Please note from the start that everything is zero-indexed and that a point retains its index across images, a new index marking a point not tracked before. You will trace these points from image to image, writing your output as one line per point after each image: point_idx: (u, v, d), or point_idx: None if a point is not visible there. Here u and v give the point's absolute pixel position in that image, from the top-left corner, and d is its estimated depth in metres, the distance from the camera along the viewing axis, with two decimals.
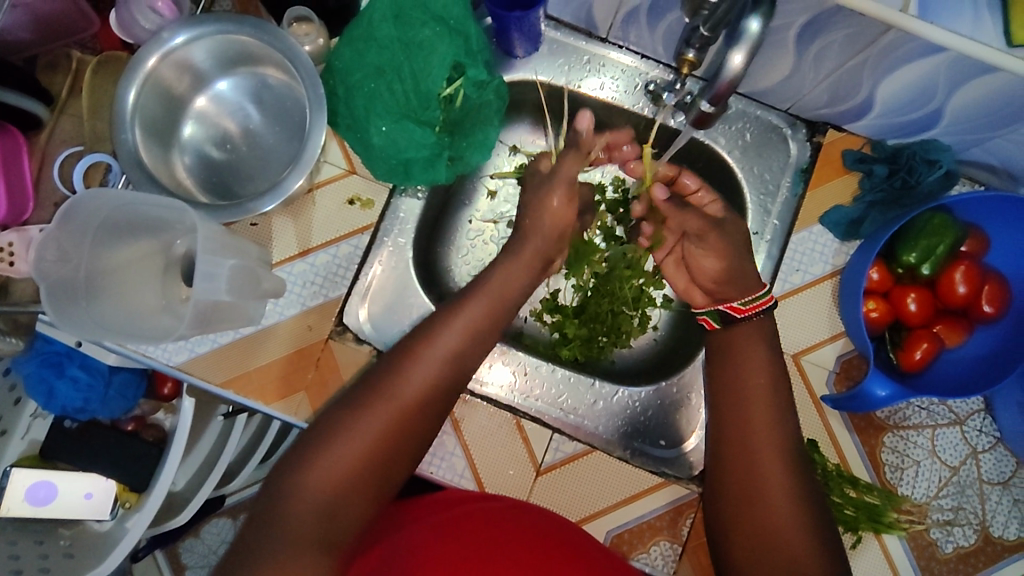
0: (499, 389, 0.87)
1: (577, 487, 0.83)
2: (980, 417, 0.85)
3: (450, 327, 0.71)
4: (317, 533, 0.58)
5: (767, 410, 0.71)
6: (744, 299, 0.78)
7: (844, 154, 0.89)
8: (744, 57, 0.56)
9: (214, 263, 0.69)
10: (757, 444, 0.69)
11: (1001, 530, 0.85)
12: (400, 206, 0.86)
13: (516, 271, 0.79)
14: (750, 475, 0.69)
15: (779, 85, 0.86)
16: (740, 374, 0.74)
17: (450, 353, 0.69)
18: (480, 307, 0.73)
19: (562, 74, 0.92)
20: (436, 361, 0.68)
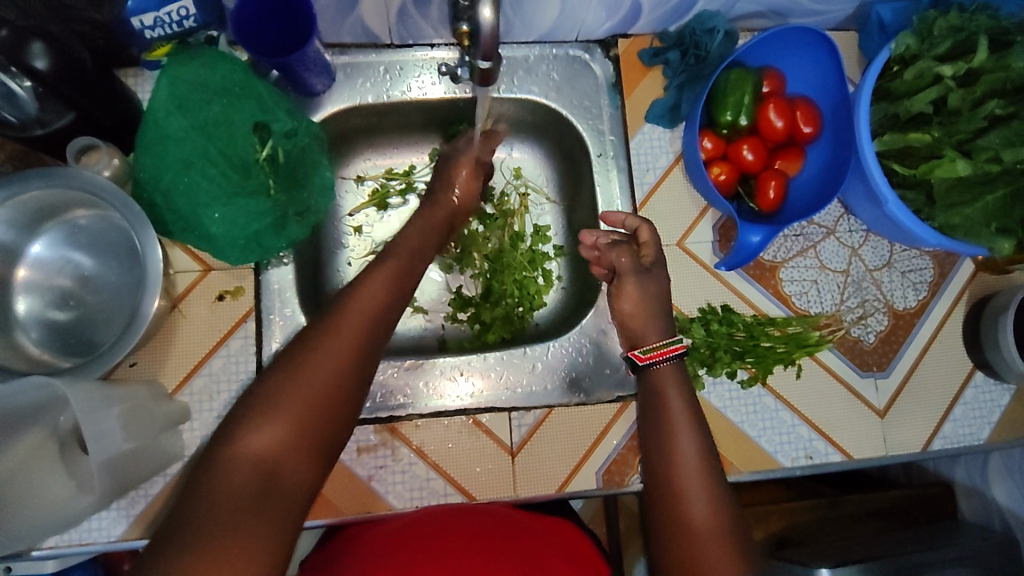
0: (448, 398, 0.88)
1: (552, 449, 0.86)
2: (846, 219, 0.95)
3: (318, 354, 0.63)
4: (261, 501, 0.56)
5: (689, 423, 0.72)
6: (646, 348, 0.79)
7: (641, 54, 0.96)
8: (493, 9, 0.60)
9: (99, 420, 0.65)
10: (683, 449, 0.70)
11: (903, 302, 0.95)
12: (271, 278, 0.84)
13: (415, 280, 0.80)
14: (682, 491, 0.68)
15: (560, 20, 0.92)
16: (675, 437, 0.71)
17: (320, 377, 0.62)
18: (351, 331, 0.66)
19: (368, 92, 0.94)
20: (354, 326, 0.66)
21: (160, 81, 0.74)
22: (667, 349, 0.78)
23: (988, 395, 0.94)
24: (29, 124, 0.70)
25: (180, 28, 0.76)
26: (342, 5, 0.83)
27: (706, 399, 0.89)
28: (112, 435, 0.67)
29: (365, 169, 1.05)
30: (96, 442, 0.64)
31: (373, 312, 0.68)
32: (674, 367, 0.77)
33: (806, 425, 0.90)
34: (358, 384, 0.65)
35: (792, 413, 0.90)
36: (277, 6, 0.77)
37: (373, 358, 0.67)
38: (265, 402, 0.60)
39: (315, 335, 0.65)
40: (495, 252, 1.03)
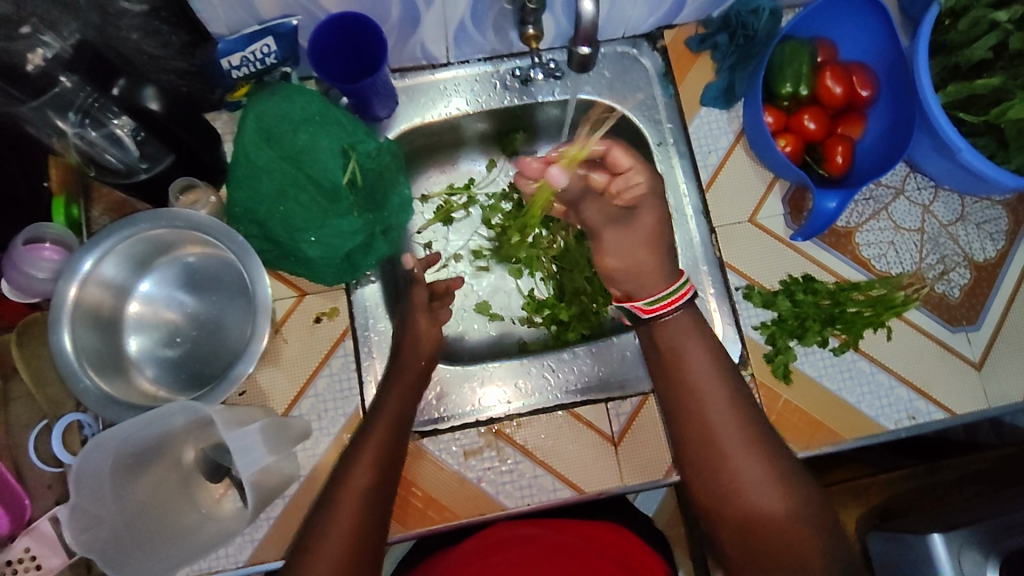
0: (506, 404, 0.87)
1: (656, 435, 0.86)
2: (914, 178, 0.96)
3: (319, 552, 0.65)
4: None
5: (714, 381, 0.77)
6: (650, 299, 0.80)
7: (688, 42, 0.99)
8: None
9: (243, 435, 0.67)
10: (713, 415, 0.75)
11: (982, 253, 0.95)
12: (362, 296, 0.88)
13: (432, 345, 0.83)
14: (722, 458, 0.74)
15: (607, 18, 0.95)
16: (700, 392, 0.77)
17: (342, 533, 0.66)
18: (350, 512, 0.68)
19: (429, 110, 0.97)
20: (357, 472, 0.70)
21: (246, 118, 0.78)
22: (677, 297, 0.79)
23: None
24: (133, 169, 0.76)
25: (263, 65, 0.81)
26: (405, 30, 0.87)
27: (802, 370, 0.89)
28: (256, 448, 0.68)
29: (429, 186, 1.09)
30: (242, 455, 0.66)
31: (367, 492, 0.69)
32: (684, 316, 0.80)
33: (904, 386, 0.90)
34: (362, 554, 0.67)
35: (889, 375, 0.90)
36: (349, 36, 0.81)
37: (382, 506, 0.70)
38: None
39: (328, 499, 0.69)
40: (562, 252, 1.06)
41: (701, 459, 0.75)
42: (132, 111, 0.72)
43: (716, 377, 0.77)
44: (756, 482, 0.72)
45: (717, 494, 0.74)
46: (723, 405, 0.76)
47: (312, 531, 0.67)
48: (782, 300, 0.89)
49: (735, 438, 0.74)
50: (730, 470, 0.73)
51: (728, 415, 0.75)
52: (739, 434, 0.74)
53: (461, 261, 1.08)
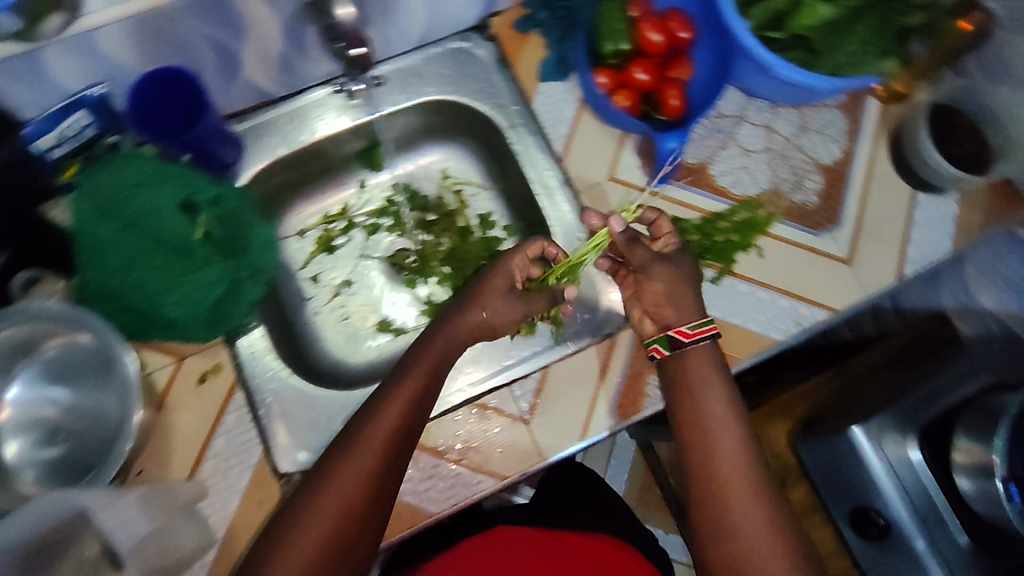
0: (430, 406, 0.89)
1: (563, 404, 0.89)
2: (751, 103, 1.01)
3: (309, 527, 0.69)
4: None
5: (727, 420, 0.78)
6: (692, 324, 0.83)
7: (514, 25, 1.01)
8: None
9: (119, 509, 0.68)
10: (716, 443, 0.76)
11: (828, 156, 1.00)
12: (244, 345, 0.89)
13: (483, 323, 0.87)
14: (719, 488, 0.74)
15: (430, 18, 0.96)
16: (705, 412, 0.78)
17: (325, 519, 0.69)
18: (341, 499, 0.70)
19: (278, 145, 0.97)
20: (352, 466, 0.71)
21: (78, 196, 0.77)
22: (707, 327, 0.82)
23: (934, 211, 0.99)
24: None
25: (82, 138, 0.79)
26: (224, 73, 0.87)
27: None
28: (133, 518, 0.69)
29: (305, 220, 1.09)
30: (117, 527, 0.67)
31: (361, 489, 0.71)
32: (710, 347, 0.82)
33: (783, 296, 0.93)
34: (377, 504, 0.72)
35: (767, 290, 0.93)
36: (169, 90, 0.82)
37: (383, 491, 0.73)
38: (283, 544, 0.68)
39: (320, 479, 0.72)
40: (450, 252, 1.08)
41: (699, 483, 0.75)
42: None
43: (722, 398, 0.79)
44: (765, 546, 0.70)
45: (718, 530, 0.72)
46: (731, 444, 0.76)
47: (324, 473, 0.72)
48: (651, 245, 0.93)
49: (736, 464, 0.75)
50: (735, 525, 0.72)
51: (728, 445, 0.76)
52: (742, 464, 0.75)
53: (352, 284, 1.08)
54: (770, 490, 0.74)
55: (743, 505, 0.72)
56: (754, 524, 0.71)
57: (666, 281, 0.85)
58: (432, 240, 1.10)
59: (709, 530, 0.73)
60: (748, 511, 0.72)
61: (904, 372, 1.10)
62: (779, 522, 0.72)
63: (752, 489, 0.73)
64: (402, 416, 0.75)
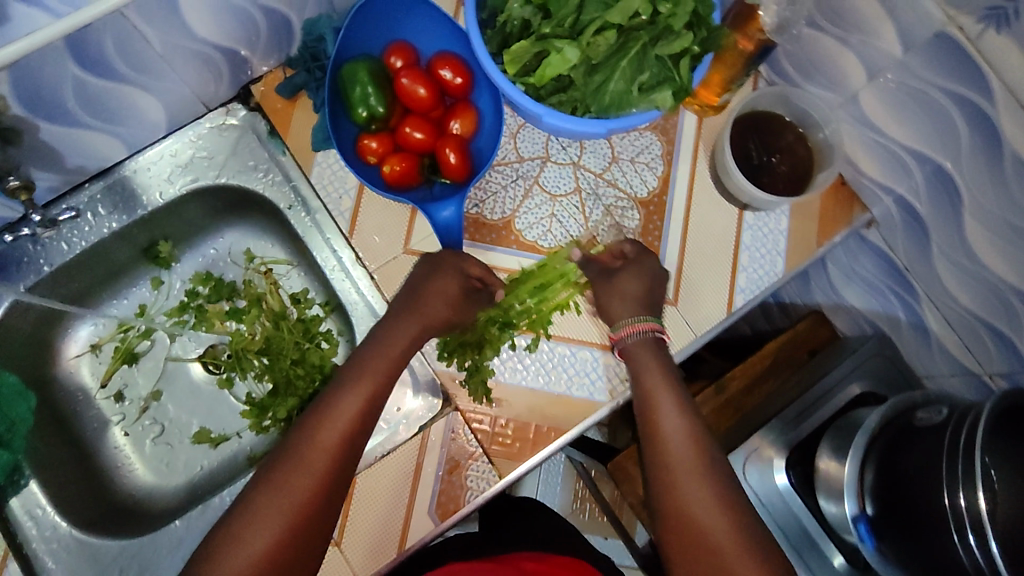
0: None
1: (377, 513, 0.81)
2: (554, 139, 0.91)
3: (254, 529, 0.65)
4: None
5: (681, 417, 0.78)
6: (631, 322, 0.81)
7: (278, 91, 0.90)
8: None
9: None
10: (674, 442, 0.76)
11: (644, 187, 0.91)
12: (19, 504, 0.81)
13: (429, 326, 0.80)
14: (676, 482, 0.73)
15: (169, 101, 0.85)
16: (663, 407, 0.78)
17: (297, 491, 0.67)
18: (302, 489, 0.67)
19: (31, 269, 0.87)
20: (312, 457, 0.69)
21: None
22: (640, 324, 0.81)
23: (766, 231, 0.91)
24: None
25: None
26: None
27: (501, 381, 0.85)
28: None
29: (100, 332, 0.99)
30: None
31: (325, 472, 0.69)
32: (652, 342, 0.81)
33: (607, 352, 0.87)
34: (335, 494, 0.69)
35: (590, 349, 0.87)
36: None
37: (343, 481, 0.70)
38: (236, 538, 0.65)
39: (284, 459, 0.69)
40: (265, 343, 0.97)
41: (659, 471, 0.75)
42: None
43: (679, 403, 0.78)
44: (731, 539, 0.69)
45: (682, 520, 0.72)
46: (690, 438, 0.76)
47: (270, 478, 0.68)
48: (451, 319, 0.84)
49: (690, 447, 0.75)
50: (689, 505, 0.72)
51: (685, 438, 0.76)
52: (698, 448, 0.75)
53: (159, 396, 0.98)
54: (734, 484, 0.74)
55: (708, 495, 0.72)
56: (719, 517, 0.71)
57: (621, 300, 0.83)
58: (245, 331, 0.99)
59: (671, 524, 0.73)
60: (712, 504, 0.71)
61: (787, 379, 1.06)
62: (744, 511, 0.72)
63: (706, 472, 0.73)
64: (365, 401, 0.74)
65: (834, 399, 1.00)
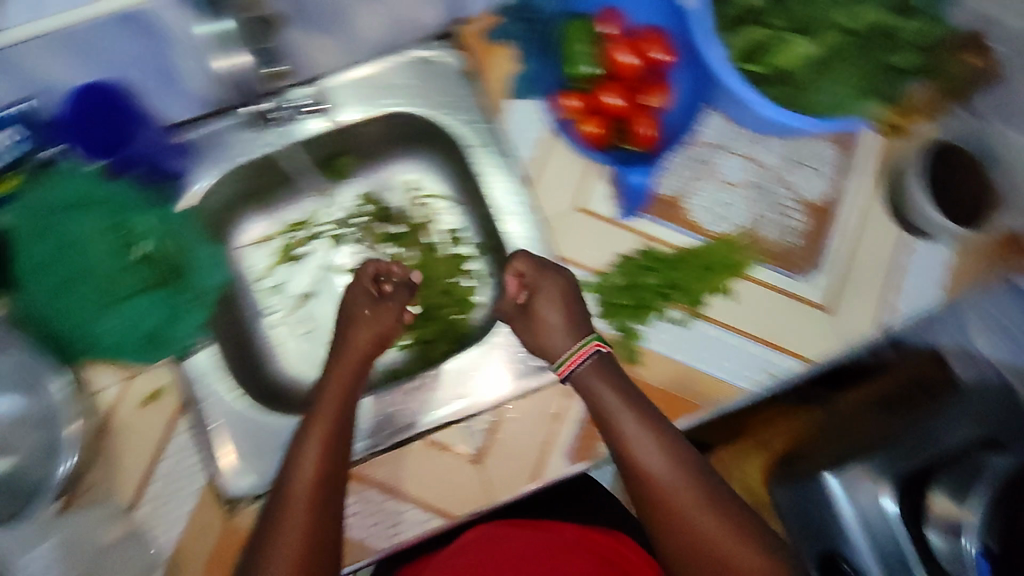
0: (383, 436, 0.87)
1: (518, 443, 0.86)
2: (736, 131, 0.94)
3: (290, 498, 0.70)
4: None
5: (651, 445, 0.73)
6: (561, 359, 0.80)
7: (485, 35, 0.95)
8: None
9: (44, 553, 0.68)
10: (646, 463, 0.72)
11: (815, 193, 0.94)
12: (194, 366, 0.85)
13: (376, 330, 0.87)
14: (667, 507, 0.70)
15: (389, 25, 0.90)
16: (639, 463, 0.72)
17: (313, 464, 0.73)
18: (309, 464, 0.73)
19: (230, 157, 0.92)
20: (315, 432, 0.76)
21: (12, 212, 0.77)
22: (586, 348, 0.79)
23: (926, 260, 0.93)
24: None
25: (13, 156, 0.75)
26: (168, 87, 0.81)
27: (653, 349, 0.88)
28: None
29: (263, 232, 1.03)
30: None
31: (325, 440, 0.75)
32: (593, 363, 0.79)
33: (756, 342, 0.90)
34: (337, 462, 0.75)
35: (741, 336, 0.90)
36: (102, 107, 0.78)
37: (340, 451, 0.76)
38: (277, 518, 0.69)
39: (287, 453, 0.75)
40: (417, 267, 1.04)
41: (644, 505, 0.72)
42: None
43: (651, 439, 0.73)
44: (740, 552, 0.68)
45: (689, 546, 0.69)
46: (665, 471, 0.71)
47: (288, 462, 0.74)
48: (614, 278, 0.89)
49: (656, 461, 0.72)
50: (693, 531, 0.69)
51: (663, 463, 0.72)
52: (659, 456, 0.72)
53: (314, 296, 1.04)
54: (718, 492, 0.71)
55: (700, 516, 0.69)
56: (719, 537, 0.68)
57: (557, 311, 0.82)
58: (399, 254, 1.05)
59: (676, 545, 0.69)
60: (700, 527, 0.69)
61: None
62: (740, 522, 0.70)
63: (698, 491, 0.70)
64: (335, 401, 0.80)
65: (915, 442, 0.86)
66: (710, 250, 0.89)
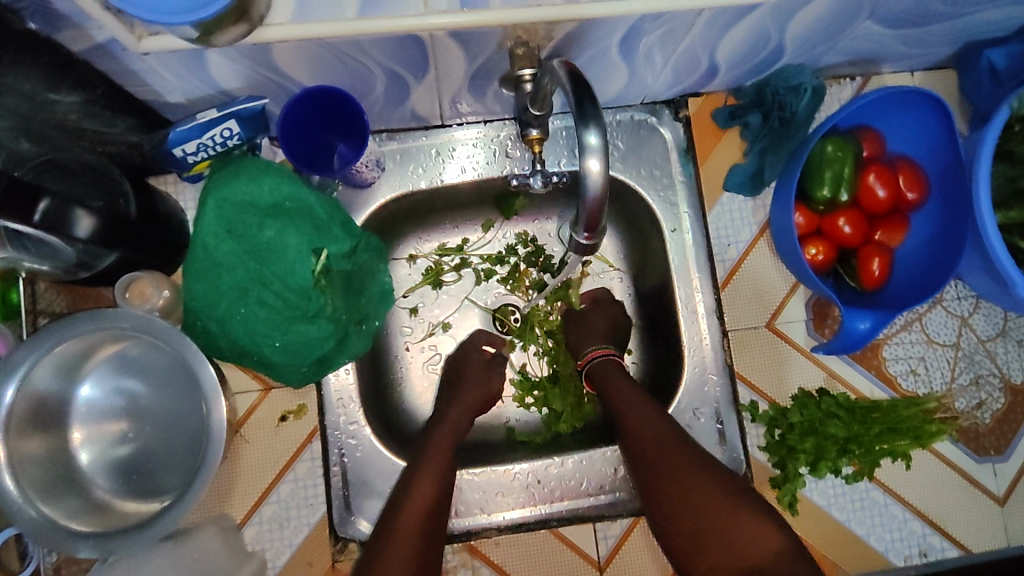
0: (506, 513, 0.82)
1: (646, 561, 0.81)
2: (954, 286, 0.86)
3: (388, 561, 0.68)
4: None
5: (651, 414, 0.76)
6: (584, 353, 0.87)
7: (715, 116, 0.86)
8: (601, 162, 0.45)
9: None
10: (643, 434, 0.75)
11: (1020, 375, 0.86)
12: (334, 393, 0.80)
13: (491, 389, 0.87)
14: (660, 468, 0.72)
15: (624, 89, 0.81)
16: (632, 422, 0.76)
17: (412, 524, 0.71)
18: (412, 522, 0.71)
19: (419, 178, 0.86)
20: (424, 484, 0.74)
21: (206, 204, 0.69)
22: (602, 349, 0.86)
23: None
24: (73, 270, 0.64)
25: (225, 147, 0.68)
26: (391, 100, 0.74)
27: (810, 498, 0.82)
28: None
29: (418, 248, 0.96)
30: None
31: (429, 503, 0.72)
32: (610, 362, 0.84)
33: (919, 519, 0.83)
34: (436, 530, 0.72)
35: (903, 508, 0.83)
36: (327, 107, 0.70)
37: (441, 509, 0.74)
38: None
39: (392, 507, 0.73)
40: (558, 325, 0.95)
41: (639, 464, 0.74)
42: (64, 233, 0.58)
43: (643, 406, 0.77)
44: (726, 513, 0.67)
45: (679, 506, 0.69)
46: (665, 443, 0.73)
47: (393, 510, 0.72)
48: (789, 416, 0.81)
49: (653, 427, 0.75)
50: (687, 492, 0.69)
51: (661, 434, 0.74)
52: (655, 423, 0.75)
53: (449, 329, 0.96)
54: (707, 460, 0.72)
55: (689, 479, 0.70)
56: (692, 483, 0.69)
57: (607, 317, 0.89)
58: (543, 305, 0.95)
59: (663, 508, 0.70)
60: (688, 481, 0.70)
61: None
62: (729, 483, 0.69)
63: (689, 457, 0.72)
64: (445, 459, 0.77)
65: None
66: (905, 409, 0.81)
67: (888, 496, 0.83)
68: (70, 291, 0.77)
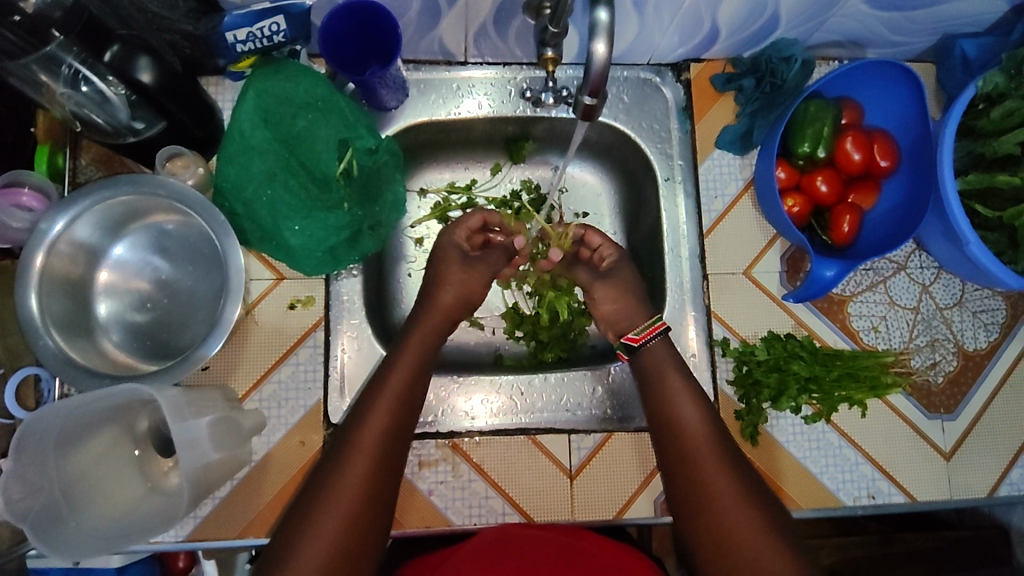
0: (487, 419, 0.88)
1: (613, 474, 0.86)
2: (918, 256, 0.94)
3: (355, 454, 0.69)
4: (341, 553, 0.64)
5: (684, 387, 0.78)
6: (638, 329, 0.84)
7: (713, 79, 0.94)
8: None
9: (189, 429, 0.68)
10: (676, 404, 0.77)
11: (974, 343, 0.93)
12: (341, 290, 0.86)
13: (464, 294, 0.87)
14: (677, 439, 0.75)
15: (633, 44, 0.90)
16: (662, 383, 0.79)
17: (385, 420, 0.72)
18: (385, 416, 0.72)
19: (438, 108, 0.93)
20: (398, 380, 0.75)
21: (246, 93, 0.76)
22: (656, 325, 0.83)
23: None
24: (120, 130, 0.73)
25: (270, 42, 0.75)
26: (423, 25, 0.82)
27: (770, 433, 0.89)
28: (201, 444, 0.70)
29: (429, 182, 1.03)
30: (186, 451, 0.67)
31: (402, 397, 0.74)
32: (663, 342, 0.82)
33: (869, 464, 0.90)
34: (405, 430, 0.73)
35: (856, 452, 0.90)
36: (365, 23, 0.77)
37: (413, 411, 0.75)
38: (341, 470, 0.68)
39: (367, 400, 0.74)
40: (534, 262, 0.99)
41: (662, 428, 0.77)
42: (121, 77, 0.69)
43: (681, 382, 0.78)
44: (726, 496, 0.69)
45: (681, 475, 0.73)
46: (692, 416, 0.76)
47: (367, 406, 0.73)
48: (757, 353, 0.87)
49: (682, 397, 0.77)
50: (698, 468, 0.72)
51: (688, 406, 0.76)
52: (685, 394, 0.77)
53: None
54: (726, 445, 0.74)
55: (703, 458, 0.72)
56: (704, 460, 0.72)
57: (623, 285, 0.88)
58: None
59: (669, 468, 0.74)
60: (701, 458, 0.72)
61: None
62: (736, 470, 0.72)
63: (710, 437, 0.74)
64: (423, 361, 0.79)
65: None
66: (864, 358, 0.88)
67: (843, 440, 0.90)
68: (107, 162, 0.82)
